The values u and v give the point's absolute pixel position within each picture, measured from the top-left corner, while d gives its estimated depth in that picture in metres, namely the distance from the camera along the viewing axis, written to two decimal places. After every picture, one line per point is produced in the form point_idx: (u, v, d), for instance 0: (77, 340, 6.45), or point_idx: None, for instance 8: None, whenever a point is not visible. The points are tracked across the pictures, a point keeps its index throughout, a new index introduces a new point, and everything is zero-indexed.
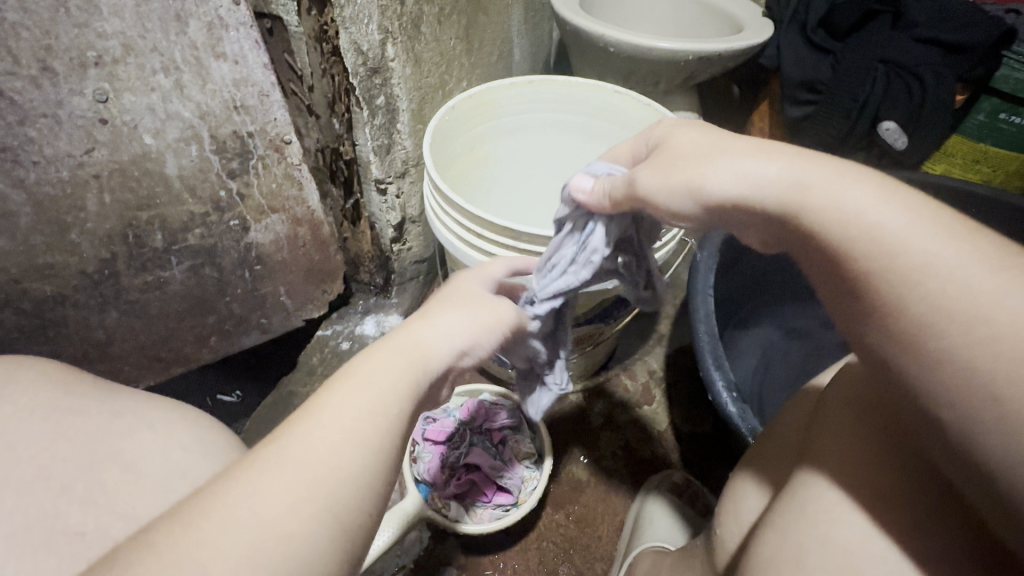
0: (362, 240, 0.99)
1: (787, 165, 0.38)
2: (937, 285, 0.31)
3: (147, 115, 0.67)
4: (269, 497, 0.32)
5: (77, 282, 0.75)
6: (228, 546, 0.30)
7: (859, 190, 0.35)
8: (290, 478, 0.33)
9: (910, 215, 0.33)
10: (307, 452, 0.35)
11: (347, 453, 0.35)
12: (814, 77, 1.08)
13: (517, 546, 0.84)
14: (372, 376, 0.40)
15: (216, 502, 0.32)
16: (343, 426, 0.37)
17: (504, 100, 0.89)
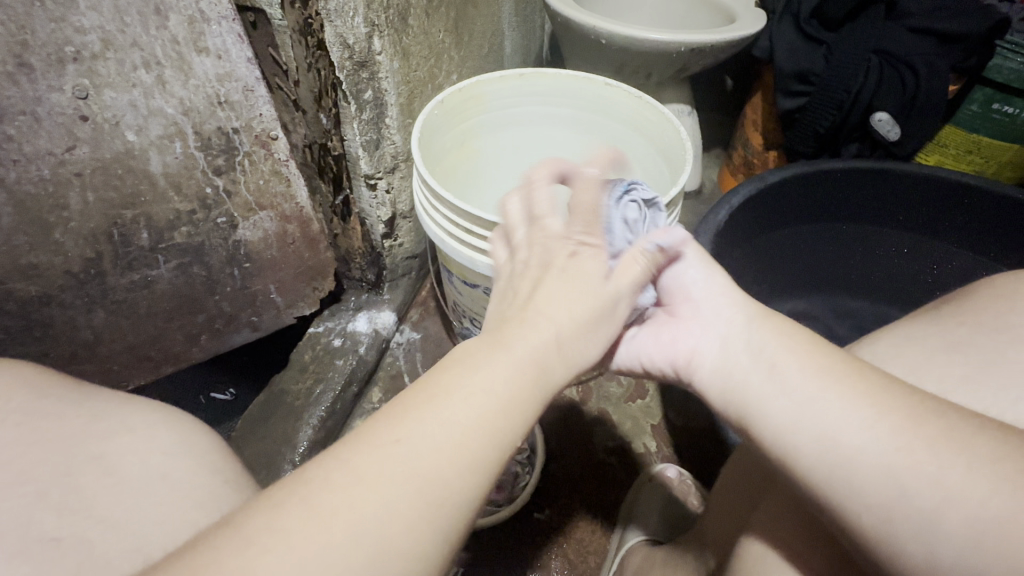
0: (353, 236, 0.97)
1: (736, 309, 0.54)
2: (823, 407, 0.43)
3: (129, 111, 0.66)
4: (360, 487, 0.33)
5: (62, 282, 0.74)
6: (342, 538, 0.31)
7: (782, 334, 0.50)
8: (414, 505, 0.34)
9: (810, 354, 0.47)
10: (432, 479, 0.35)
11: (436, 439, 0.36)
12: (807, 69, 1.07)
13: (510, 541, 0.84)
14: (468, 381, 0.39)
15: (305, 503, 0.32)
16: (465, 453, 0.36)
17: (494, 93, 0.88)
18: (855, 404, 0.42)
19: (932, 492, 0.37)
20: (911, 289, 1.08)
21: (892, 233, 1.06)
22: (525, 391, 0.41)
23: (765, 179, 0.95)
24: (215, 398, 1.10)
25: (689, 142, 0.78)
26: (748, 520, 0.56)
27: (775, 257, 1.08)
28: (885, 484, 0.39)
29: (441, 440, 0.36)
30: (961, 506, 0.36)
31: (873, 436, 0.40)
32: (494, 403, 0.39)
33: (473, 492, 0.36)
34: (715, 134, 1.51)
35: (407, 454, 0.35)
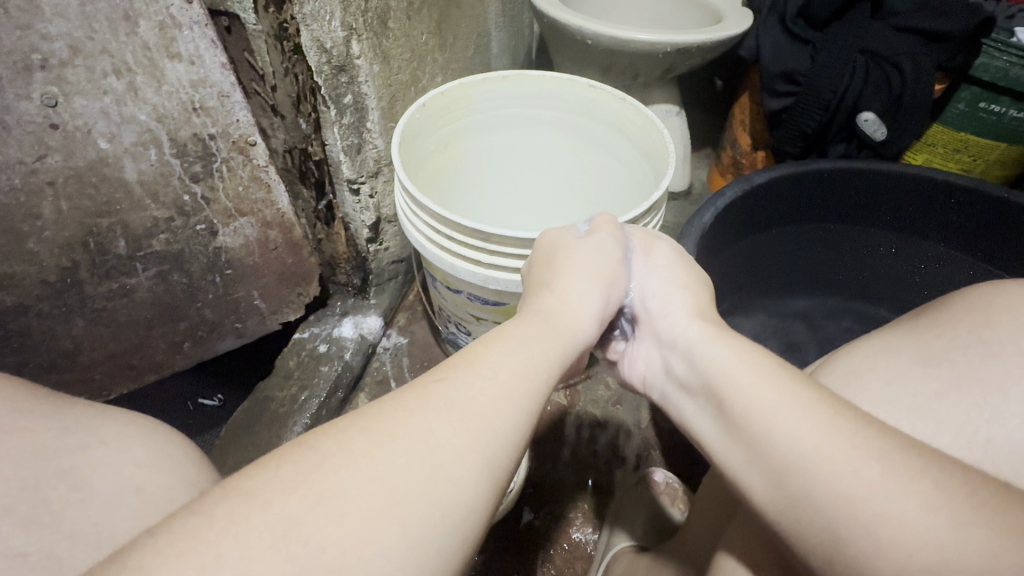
0: (337, 241, 0.96)
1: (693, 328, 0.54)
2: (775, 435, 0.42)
3: (101, 119, 0.65)
4: (355, 479, 0.35)
5: (38, 292, 0.73)
6: (345, 525, 0.33)
7: (735, 349, 0.49)
8: (456, 438, 0.39)
9: (760, 375, 0.46)
10: (472, 415, 0.40)
11: (438, 431, 0.39)
12: (793, 68, 1.07)
13: (496, 549, 0.84)
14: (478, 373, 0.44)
15: (309, 489, 0.34)
16: (499, 398, 0.42)
17: (477, 96, 0.87)
18: (822, 433, 0.41)
19: (887, 522, 0.37)
20: (899, 290, 1.08)
21: (880, 233, 1.05)
22: (546, 347, 0.49)
23: (751, 181, 0.94)
24: (202, 404, 1.09)
25: (673, 144, 0.77)
26: (729, 526, 0.56)
27: (764, 258, 1.07)
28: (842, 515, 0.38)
29: (478, 383, 0.42)
30: (914, 534, 0.36)
31: (838, 469, 0.39)
32: (518, 358, 0.46)
33: (507, 434, 0.41)
34: (705, 133, 1.50)
35: (447, 396, 0.41)
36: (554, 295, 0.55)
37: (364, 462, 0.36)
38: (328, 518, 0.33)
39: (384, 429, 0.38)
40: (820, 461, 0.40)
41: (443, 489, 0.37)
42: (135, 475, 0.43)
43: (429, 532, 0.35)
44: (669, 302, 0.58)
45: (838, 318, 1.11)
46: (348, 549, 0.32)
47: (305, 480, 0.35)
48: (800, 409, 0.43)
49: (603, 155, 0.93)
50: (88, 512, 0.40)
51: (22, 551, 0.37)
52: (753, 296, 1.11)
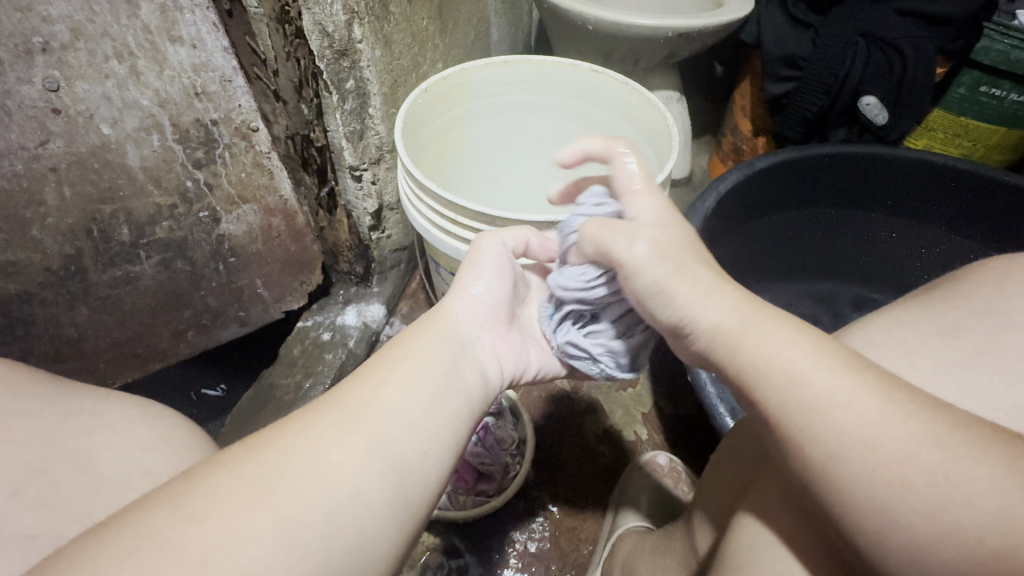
0: (339, 229, 0.96)
1: (721, 312, 0.44)
2: (813, 420, 0.39)
3: (103, 104, 0.65)
4: (232, 480, 0.36)
5: (42, 279, 0.73)
6: (214, 519, 0.34)
7: (779, 337, 0.42)
8: (344, 437, 0.40)
9: (803, 354, 0.41)
10: (363, 411, 0.42)
11: (323, 436, 0.40)
12: (794, 52, 1.07)
13: (501, 533, 0.84)
14: (367, 381, 0.45)
15: (200, 492, 0.35)
16: (397, 391, 0.44)
17: (479, 81, 0.87)
18: (867, 412, 0.38)
19: (926, 496, 0.37)
20: (901, 272, 1.08)
21: (880, 217, 1.06)
22: (435, 354, 0.49)
23: (752, 166, 0.94)
24: (206, 394, 1.09)
25: (676, 128, 0.78)
26: (738, 503, 0.56)
27: (766, 242, 1.08)
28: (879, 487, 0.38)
29: (366, 390, 0.44)
30: (953, 505, 0.36)
31: (863, 451, 0.38)
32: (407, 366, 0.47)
33: (406, 425, 0.43)
34: (706, 120, 1.50)
35: (338, 401, 0.43)
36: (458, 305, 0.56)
37: (242, 469, 0.37)
38: (202, 522, 0.33)
39: (267, 439, 0.40)
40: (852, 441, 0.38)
41: (335, 480, 0.38)
42: (141, 459, 0.43)
43: (316, 521, 0.36)
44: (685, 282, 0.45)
45: (841, 303, 1.12)
46: (226, 544, 0.33)
47: (199, 490, 0.35)
48: (833, 386, 0.39)
49: (605, 140, 0.93)
50: (100, 492, 0.40)
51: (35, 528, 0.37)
52: (757, 281, 1.11)
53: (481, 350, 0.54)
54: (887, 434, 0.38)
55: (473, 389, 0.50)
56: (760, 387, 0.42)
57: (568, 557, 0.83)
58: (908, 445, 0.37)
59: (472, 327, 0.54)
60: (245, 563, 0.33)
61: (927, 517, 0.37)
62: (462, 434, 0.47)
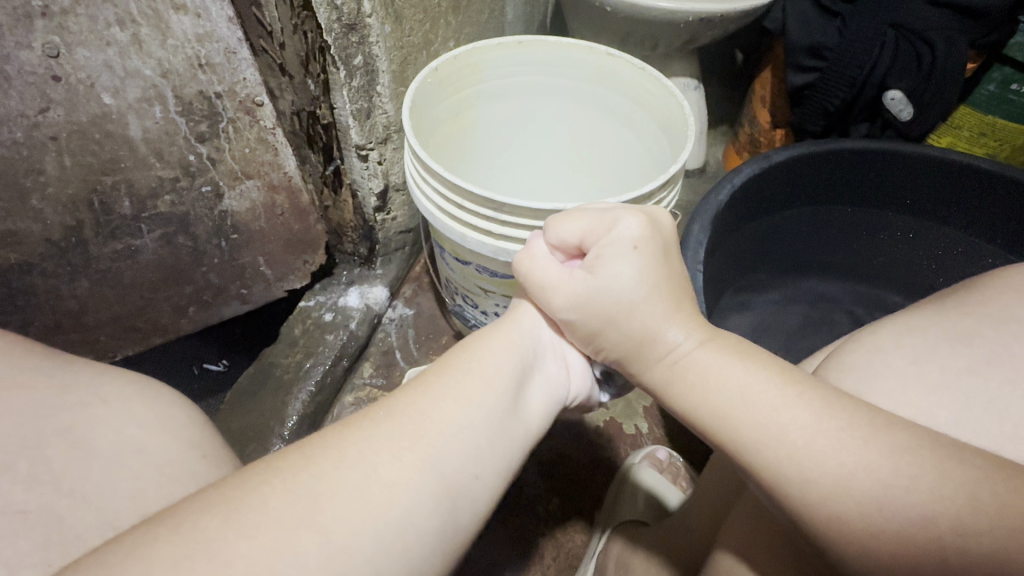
0: (345, 209, 0.94)
1: (684, 339, 0.48)
2: (782, 446, 0.42)
3: (104, 72, 0.63)
4: (289, 490, 0.36)
5: (42, 250, 0.72)
6: (268, 527, 0.33)
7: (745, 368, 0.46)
8: (403, 451, 0.40)
9: (769, 383, 0.44)
10: (419, 427, 0.42)
11: (382, 448, 0.39)
12: (820, 42, 1.02)
13: (498, 520, 0.84)
14: (429, 394, 0.45)
15: (243, 496, 0.35)
16: (457, 407, 0.44)
17: (491, 62, 0.84)
18: (826, 435, 0.41)
19: (891, 515, 0.38)
20: (913, 275, 1.06)
21: (897, 217, 1.03)
22: (495, 370, 0.49)
23: (770, 158, 0.92)
24: (208, 368, 1.09)
25: (692, 117, 0.75)
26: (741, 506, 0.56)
27: (779, 238, 1.05)
28: (846, 506, 0.39)
29: (428, 402, 0.44)
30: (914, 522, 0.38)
31: (825, 472, 0.40)
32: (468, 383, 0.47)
33: (462, 448, 0.42)
34: (723, 109, 1.46)
35: (398, 411, 0.43)
36: (511, 323, 0.56)
37: (296, 480, 0.36)
38: (254, 537, 0.33)
39: (321, 448, 0.39)
40: (815, 460, 0.41)
41: (388, 498, 0.37)
42: (134, 437, 0.43)
43: (370, 544, 0.35)
44: (651, 311, 0.50)
45: (849, 303, 1.10)
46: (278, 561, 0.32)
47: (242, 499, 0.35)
48: (796, 407, 0.43)
49: (618, 127, 0.91)
50: (89, 471, 0.40)
51: (21, 507, 0.37)
52: (765, 277, 1.09)
53: (533, 367, 0.54)
54: (839, 452, 0.41)
55: (525, 408, 0.50)
56: (735, 417, 0.44)
57: (562, 546, 0.83)
58: (871, 464, 0.40)
59: (526, 346, 0.55)
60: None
61: (890, 526, 0.38)
62: (514, 459, 0.47)
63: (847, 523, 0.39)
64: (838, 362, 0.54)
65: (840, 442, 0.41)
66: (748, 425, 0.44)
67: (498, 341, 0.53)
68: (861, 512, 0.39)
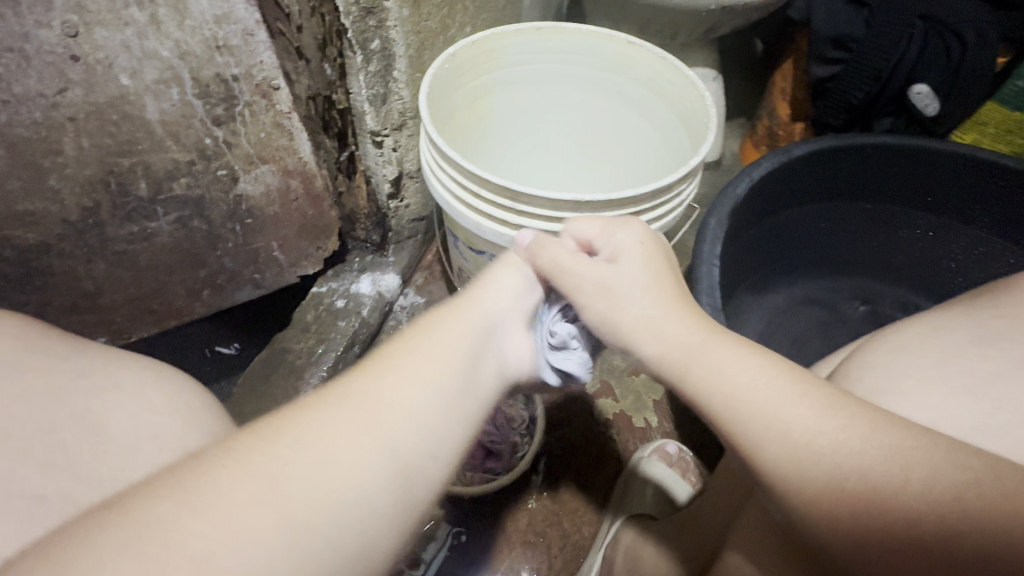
0: (358, 195, 0.95)
1: (686, 335, 0.50)
2: (793, 442, 0.41)
3: (122, 53, 0.62)
4: (237, 476, 0.35)
5: (60, 231, 0.72)
6: (214, 517, 0.33)
7: (755, 366, 0.45)
8: (356, 434, 0.39)
9: (779, 380, 0.44)
10: (376, 409, 0.41)
11: (332, 433, 0.39)
12: (845, 33, 1.00)
13: (505, 508, 0.85)
14: (381, 375, 0.44)
15: (193, 485, 0.34)
16: (412, 388, 0.44)
17: (510, 48, 0.83)
18: (838, 433, 0.41)
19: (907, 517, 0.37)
20: (931, 275, 1.04)
21: (916, 217, 1.01)
22: (452, 350, 0.49)
23: (789, 152, 0.90)
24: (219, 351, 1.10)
25: (715, 108, 0.74)
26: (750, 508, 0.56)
27: (795, 234, 1.04)
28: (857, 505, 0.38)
29: (379, 383, 0.43)
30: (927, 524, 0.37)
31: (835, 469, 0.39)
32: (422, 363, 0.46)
33: (417, 430, 0.42)
34: (742, 100, 1.43)
35: (350, 393, 0.42)
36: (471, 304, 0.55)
37: (249, 462, 0.36)
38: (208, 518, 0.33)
39: (275, 430, 0.38)
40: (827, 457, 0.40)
41: (343, 477, 0.37)
42: (153, 421, 0.43)
43: (321, 523, 0.35)
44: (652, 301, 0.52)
45: (865, 302, 1.08)
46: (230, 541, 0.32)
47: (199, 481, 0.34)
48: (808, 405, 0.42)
49: (636, 118, 0.89)
50: (110, 454, 0.40)
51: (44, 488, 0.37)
52: (780, 274, 1.07)
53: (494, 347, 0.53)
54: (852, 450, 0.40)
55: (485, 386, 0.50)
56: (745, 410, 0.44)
57: (569, 536, 0.84)
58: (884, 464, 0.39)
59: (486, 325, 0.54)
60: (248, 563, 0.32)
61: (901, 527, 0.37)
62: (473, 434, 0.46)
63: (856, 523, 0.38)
64: (860, 363, 0.53)
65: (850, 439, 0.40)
66: (760, 420, 0.43)
67: (457, 322, 0.52)
68: (872, 512, 0.38)
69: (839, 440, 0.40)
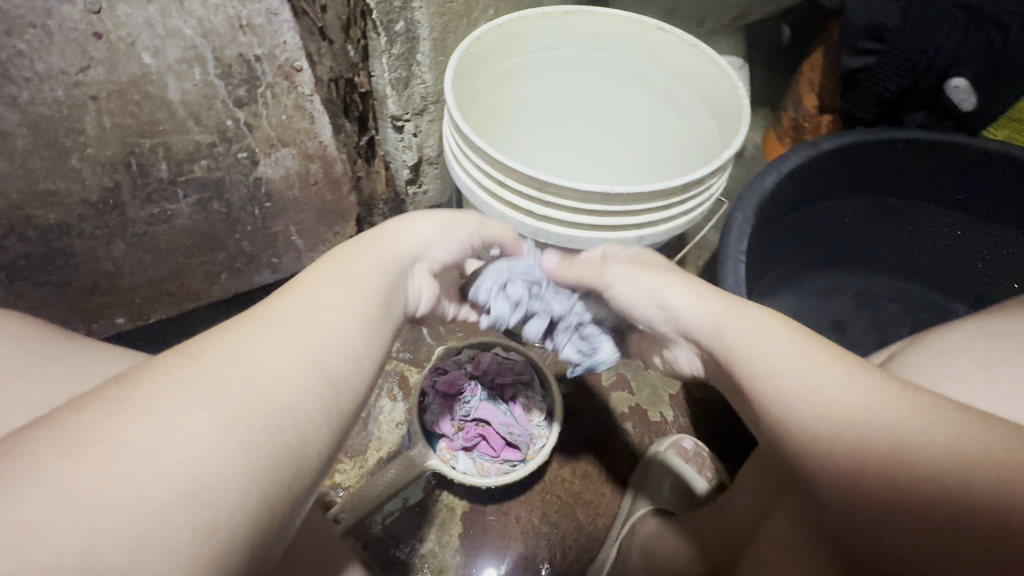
0: (377, 180, 0.95)
1: (697, 307, 0.51)
2: (814, 409, 0.40)
3: (145, 31, 0.61)
4: (146, 408, 0.31)
5: (81, 212, 0.72)
6: (126, 451, 0.29)
7: (773, 340, 0.45)
8: (279, 351, 0.38)
9: (794, 349, 0.44)
10: (294, 328, 0.40)
11: (252, 353, 0.37)
12: (881, 22, 0.95)
13: (520, 498, 0.85)
14: (300, 300, 0.42)
15: (92, 423, 0.30)
16: (329, 309, 0.42)
17: (535, 32, 0.81)
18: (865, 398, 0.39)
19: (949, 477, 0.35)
20: (956, 274, 1.02)
21: (944, 214, 0.98)
22: (370, 272, 0.47)
23: (818, 146, 0.88)
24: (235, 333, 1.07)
25: (746, 99, 0.72)
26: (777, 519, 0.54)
27: (819, 228, 1.01)
28: (893, 466, 0.36)
29: (299, 305, 0.41)
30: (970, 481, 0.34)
31: (860, 430, 0.38)
32: (338, 285, 0.44)
33: (343, 352, 0.41)
34: (765, 91, 1.40)
35: (264, 315, 0.40)
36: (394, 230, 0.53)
37: (176, 373, 0.34)
38: (138, 422, 0.31)
39: (202, 346, 0.36)
40: (858, 420, 0.38)
41: (272, 389, 0.36)
42: None
43: (258, 433, 0.34)
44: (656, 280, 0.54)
45: (887, 299, 1.07)
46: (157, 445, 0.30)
47: (131, 391, 0.32)
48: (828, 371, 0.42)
49: (661, 107, 0.87)
50: None
51: None
52: (801, 267, 1.06)
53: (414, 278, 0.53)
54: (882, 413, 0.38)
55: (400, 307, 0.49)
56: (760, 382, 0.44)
57: (584, 527, 0.84)
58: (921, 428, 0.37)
59: (411, 251, 0.52)
60: (195, 466, 0.31)
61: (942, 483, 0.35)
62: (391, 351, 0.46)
63: (898, 487, 0.36)
64: (895, 367, 0.52)
65: (879, 403, 0.39)
66: (772, 390, 0.43)
67: (373, 249, 0.50)
68: (912, 474, 0.36)
69: (856, 402, 0.39)
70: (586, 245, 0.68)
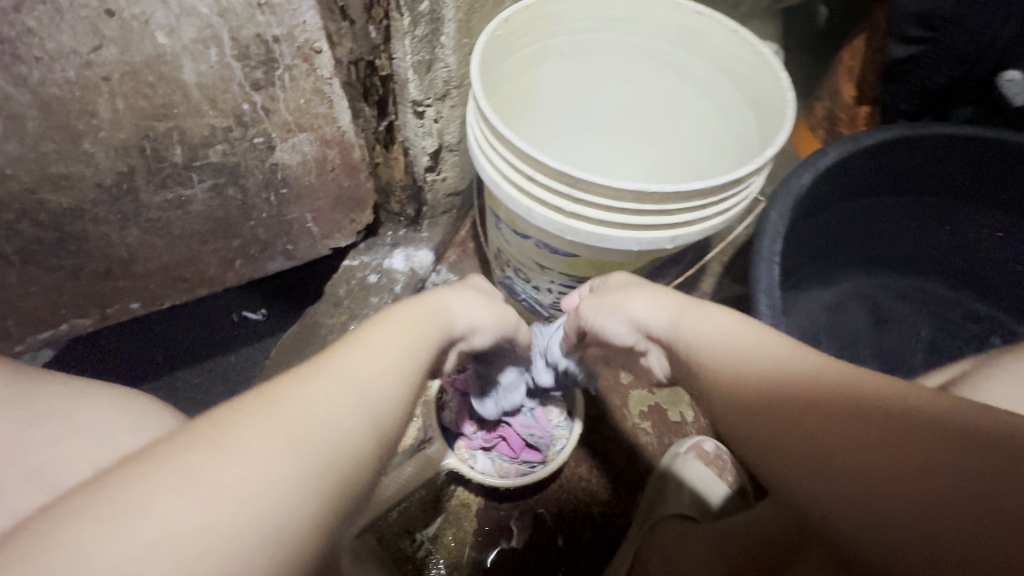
0: (395, 167, 0.90)
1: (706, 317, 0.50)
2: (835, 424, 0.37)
3: (160, 8, 0.58)
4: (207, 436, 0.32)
5: (95, 196, 0.70)
6: (182, 476, 0.29)
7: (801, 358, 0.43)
8: (328, 392, 0.37)
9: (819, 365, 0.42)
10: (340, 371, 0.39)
11: (304, 389, 0.37)
12: (933, 8, 0.88)
13: (538, 496, 0.84)
14: (353, 346, 0.42)
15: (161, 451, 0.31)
16: (380, 358, 0.42)
17: (564, 15, 0.76)
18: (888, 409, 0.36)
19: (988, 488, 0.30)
20: (990, 276, 0.99)
21: (987, 215, 0.93)
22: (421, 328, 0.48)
23: (859, 141, 0.84)
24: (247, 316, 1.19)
25: (791, 92, 0.67)
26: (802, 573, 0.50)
27: (853, 225, 0.97)
28: (926, 479, 0.32)
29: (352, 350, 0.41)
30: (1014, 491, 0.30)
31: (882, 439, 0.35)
32: (390, 337, 0.45)
33: (389, 402, 0.40)
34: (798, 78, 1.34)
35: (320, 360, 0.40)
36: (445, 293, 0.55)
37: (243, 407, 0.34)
38: (216, 456, 0.30)
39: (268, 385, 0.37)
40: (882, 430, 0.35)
41: (326, 435, 0.35)
42: None
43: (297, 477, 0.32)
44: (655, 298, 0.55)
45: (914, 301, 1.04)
46: (220, 470, 0.30)
47: (214, 427, 0.32)
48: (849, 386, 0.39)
49: (695, 97, 0.83)
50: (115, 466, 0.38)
51: None
52: (833, 265, 1.01)
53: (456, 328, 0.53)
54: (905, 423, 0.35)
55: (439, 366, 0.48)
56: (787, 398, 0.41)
57: (601, 526, 0.83)
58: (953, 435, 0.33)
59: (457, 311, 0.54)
60: (242, 500, 0.30)
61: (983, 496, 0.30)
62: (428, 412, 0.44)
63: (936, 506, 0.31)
64: None
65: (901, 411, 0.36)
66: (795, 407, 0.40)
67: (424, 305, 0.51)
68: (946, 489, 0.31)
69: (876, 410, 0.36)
70: (617, 246, 0.65)
